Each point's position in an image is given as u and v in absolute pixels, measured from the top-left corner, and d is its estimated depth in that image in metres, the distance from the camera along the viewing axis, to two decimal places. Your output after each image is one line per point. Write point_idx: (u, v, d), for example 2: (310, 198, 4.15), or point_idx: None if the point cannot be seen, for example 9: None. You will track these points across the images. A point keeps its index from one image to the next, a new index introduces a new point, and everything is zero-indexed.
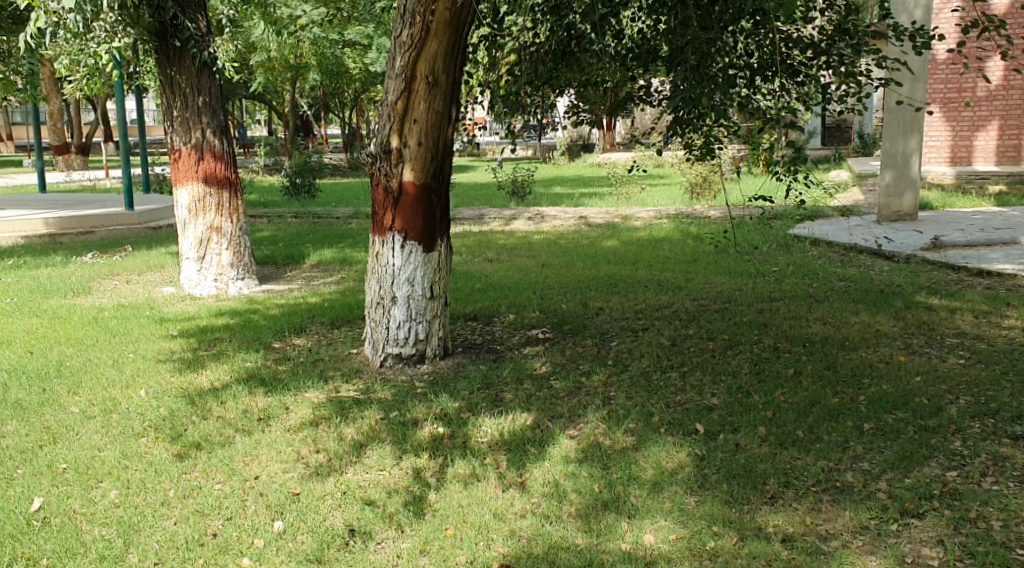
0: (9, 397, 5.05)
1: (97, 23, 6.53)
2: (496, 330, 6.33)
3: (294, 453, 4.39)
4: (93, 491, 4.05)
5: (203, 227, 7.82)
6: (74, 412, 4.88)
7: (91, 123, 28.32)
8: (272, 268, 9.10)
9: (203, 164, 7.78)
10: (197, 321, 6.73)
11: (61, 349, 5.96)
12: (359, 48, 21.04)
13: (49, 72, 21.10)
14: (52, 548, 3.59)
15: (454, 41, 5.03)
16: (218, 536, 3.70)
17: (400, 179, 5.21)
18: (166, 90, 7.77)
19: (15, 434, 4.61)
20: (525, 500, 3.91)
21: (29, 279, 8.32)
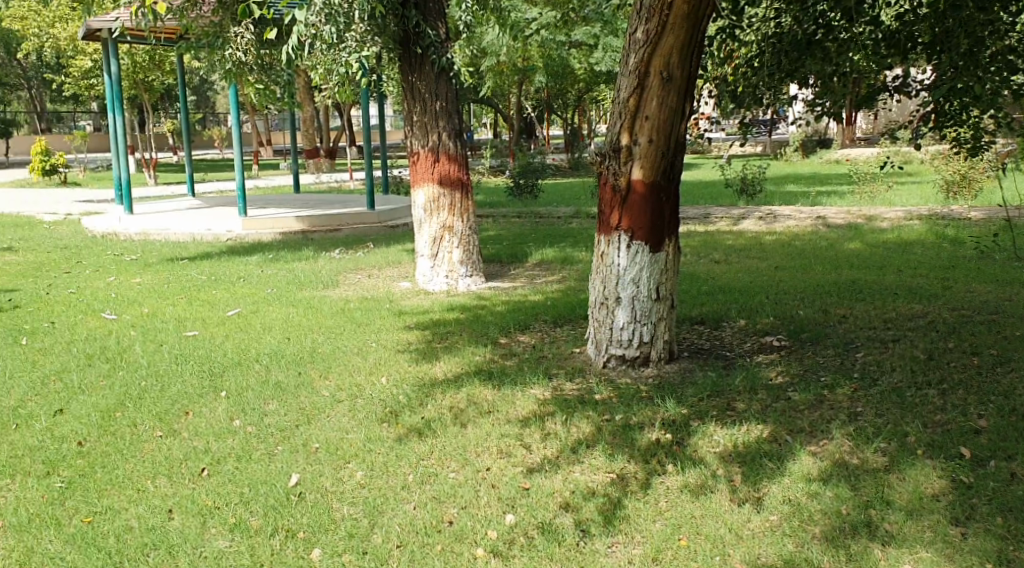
0: (271, 378, 5.44)
1: (350, 33, 6.91)
2: (728, 335, 6.06)
3: (523, 448, 4.40)
4: (340, 471, 4.25)
5: (436, 227, 8.09)
6: (325, 395, 5.17)
7: (338, 128, 30.45)
8: (496, 266, 9.27)
9: (438, 165, 8.05)
10: (431, 315, 6.96)
11: (314, 336, 6.34)
12: (586, 49, 21.11)
13: (306, 81, 22.92)
14: (308, 522, 3.79)
15: (692, 34, 4.85)
16: (454, 524, 3.75)
17: (628, 177, 5.10)
18: (407, 95, 8.11)
19: (275, 412, 4.94)
20: (765, 516, 3.68)
21: (285, 272, 8.98)
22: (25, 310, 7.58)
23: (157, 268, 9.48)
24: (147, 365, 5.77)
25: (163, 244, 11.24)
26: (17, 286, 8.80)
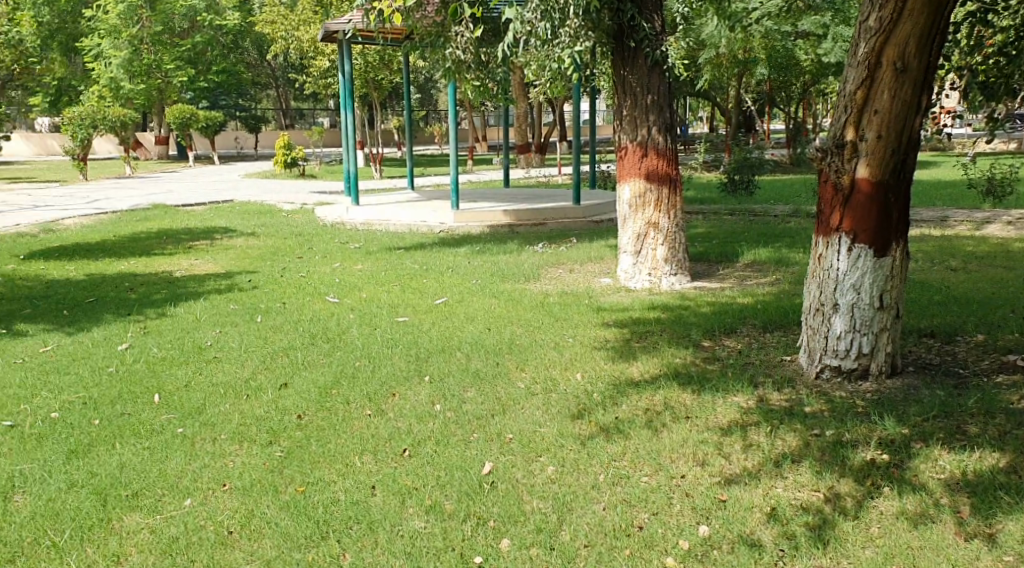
0: (470, 367, 5.53)
1: (564, 29, 6.88)
2: (961, 351, 5.52)
3: (722, 457, 4.21)
4: (532, 464, 4.24)
5: (641, 223, 7.96)
6: (521, 387, 5.20)
7: (552, 122, 30.81)
8: (703, 266, 8.98)
9: (647, 160, 7.90)
10: (631, 313, 6.84)
11: (514, 328, 6.40)
12: (813, 38, 19.79)
13: (518, 78, 23.36)
14: (499, 512, 3.80)
15: (933, 20, 4.43)
16: (645, 529, 3.64)
17: (852, 176, 4.75)
18: (618, 90, 8.01)
19: (473, 401, 5.02)
20: (994, 557, 3.31)
21: (491, 263, 9.15)
22: (259, 291, 8.18)
23: (377, 256, 9.95)
24: (361, 347, 6.05)
25: (382, 234, 11.80)
26: (254, 268, 9.52)
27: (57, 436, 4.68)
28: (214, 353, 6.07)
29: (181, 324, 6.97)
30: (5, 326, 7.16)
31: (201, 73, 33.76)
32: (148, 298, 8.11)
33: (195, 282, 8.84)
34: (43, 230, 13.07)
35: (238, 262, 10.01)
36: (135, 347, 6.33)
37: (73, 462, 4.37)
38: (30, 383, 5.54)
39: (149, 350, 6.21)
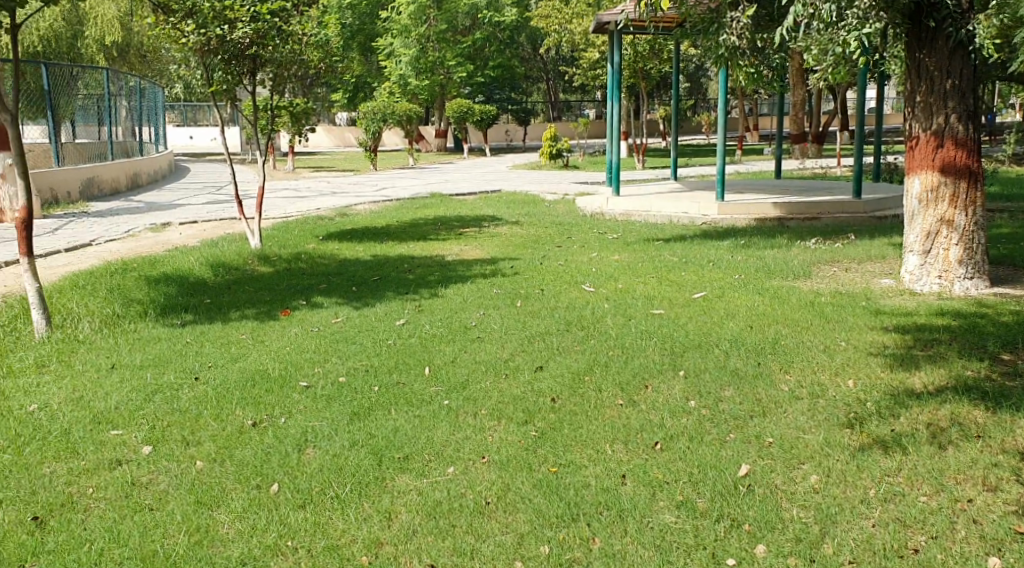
0: (729, 365, 5.32)
1: (850, 9, 6.26)
2: None
3: (1018, 485, 3.74)
4: (794, 470, 4.00)
5: (932, 220, 7.29)
6: (784, 390, 4.91)
7: (832, 111, 29.10)
8: (1004, 271, 8.05)
9: (942, 151, 7.22)
10: (914, 318, 6.27)
11: (779, 328, 6.08)
12: None
13: (798, 64, 22.36)
14: (756, 516, 3.62)
15: None
16: (920, 553, 3.31)
17: None
18: (913, 74, 7.37)
19: (731, 400, 4.81)
20: None
21: (757, 259, 8.77)
22: (522, 276, 8.40)
23: (639, 247, 9.88)
24: (617, 336, 6.02)
25: (644, 225, 11.72)
26: (519, 254, 9.80)
27: (340, 399, 5.06)
28: (478, 333, 6.30)
29: (450, 304, 7.31)
30: (301, 298, 7.89)
31: (479, 69, 35.36)
32: (423, 279, 8.59)
33: (465, 266, 9.25)
34: (336, 214, 14.28)
35: (505, 248, 10.35)
36: (409, 324, 6.71)
37: (354, 423, 4.70)
38: (319, 350, 6.04)
39: (420, 327, 6.56)
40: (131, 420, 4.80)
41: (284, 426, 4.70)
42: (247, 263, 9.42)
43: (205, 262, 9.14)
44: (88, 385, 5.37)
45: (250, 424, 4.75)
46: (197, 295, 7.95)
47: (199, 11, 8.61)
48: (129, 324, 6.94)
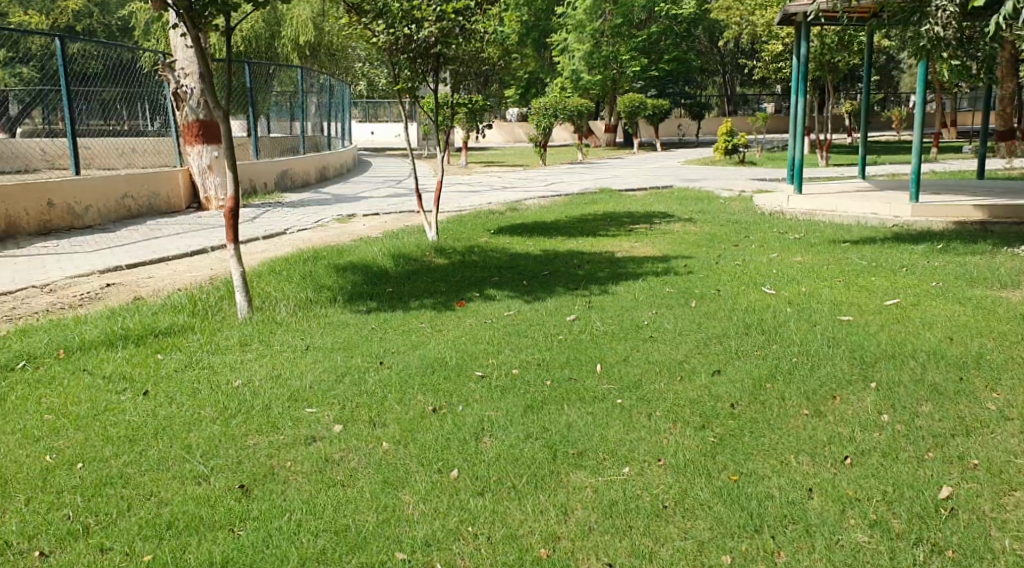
0: (927, 379, 5.00)
1: None
2: None
3: None
4: (1003, 497, 3.73)
5: None
6: (991, 410, 4.57)
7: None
8: None
9: None
10: None
11: (982, 342, 5.66)
12: None
13: (1011, 52, 20.76)
14: (961, 543, 3.41)
15: None
16: None
17: None
18: None
19: (929, 416, 4.52)
20: None
21: (956, 265, 8.21)
22: (697, 276, 8.23)
23: (820, 249, 9.45)
24: (800, 342, 5.78)
25: (827, 226, 11.20)
26: (693, 253, 9.60)
27: (515, 391, 5.13)
28: (652, 332, 6.23)
29: (623, 302, 7.27)
30: (476, 290, 8.06)
31: (654, 63, 34.92)
32: (594, 275, 8.58)
33: (636, 263, 9.16)
34: (509, 208, 14.50)
35: (680, 247, 10.17)
36: (583, 320, 6.72)
37: (529, 416, 4.75)
38: (493, 342, 6.15)
39: (593, 324, 6.56)
40: (322, 400, 5.06)
41: (463, 414, 4.82)
42: (424, 255, 9.72)
43: (386, 253, 9.50)
44: (283, 364, 5.70)
45: (431, 410, 4.90)
46: (378, 284, 8.28)
47: (388, 11, 8.95)
48: (319, 308, 7.33)
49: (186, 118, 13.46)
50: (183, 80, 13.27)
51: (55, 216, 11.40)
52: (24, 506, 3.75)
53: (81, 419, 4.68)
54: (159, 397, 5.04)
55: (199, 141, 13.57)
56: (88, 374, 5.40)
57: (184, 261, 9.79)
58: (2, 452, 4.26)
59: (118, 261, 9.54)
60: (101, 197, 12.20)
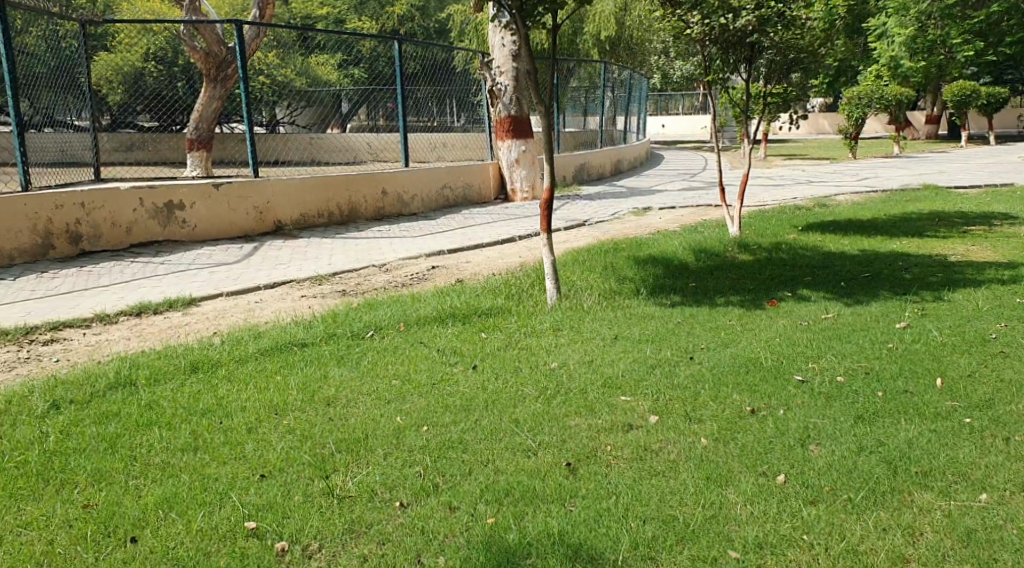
0: None
1: None
2: None
3: None
4: None
5: None
6: None
7: None
8: None
9: None
10: None
11: None
12: None
13: None
14: None
15: None
16: None
17: None
18: None
19: None
20: None
21: None
22: None
23: None
24: None
25: None
26: None
27: (842, 400, 4.83)
28: (1001, 347, 5.60)
29: (962, 311, 6.61)
30: (788, 290, 7.72)
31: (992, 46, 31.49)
32: (924, 279, 7.90)
33: (973, 269, 8.30)
34: (816, 204, 13.77)
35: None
36: (913, 327, 6.21)
37: (861, 427, 4.46)
38: (811, 345, 5.85)
39: (928, 332, 6.02)
40: (637, 389, 5.08)
41: (786, 418, 4.62)
42: (729, 250, 9.46)
43: (691, 247, 9.39)
44: (597, 350, 5.80)
45: (750, 410, 4.76)
46: (684, 278, 8.19)
47: (704, 3, 8.61)
48: (625, 298, 7.38)
49: (499, 114, 14.11)
50: (499, 77, 13.79)
51: (387, 203, 12.48)
52: (384, 459, 4.13)
53: (421, 387, 5.06)
54: (486, 372, 5.34)
55: (510, 137, 14.12)
56: (423, 347, 5.84)
57: (496, 247, 10.31)
58: (359, 410, 4.72)
59: (439, 246, 10.24)
60: (426, 187, 13.18)
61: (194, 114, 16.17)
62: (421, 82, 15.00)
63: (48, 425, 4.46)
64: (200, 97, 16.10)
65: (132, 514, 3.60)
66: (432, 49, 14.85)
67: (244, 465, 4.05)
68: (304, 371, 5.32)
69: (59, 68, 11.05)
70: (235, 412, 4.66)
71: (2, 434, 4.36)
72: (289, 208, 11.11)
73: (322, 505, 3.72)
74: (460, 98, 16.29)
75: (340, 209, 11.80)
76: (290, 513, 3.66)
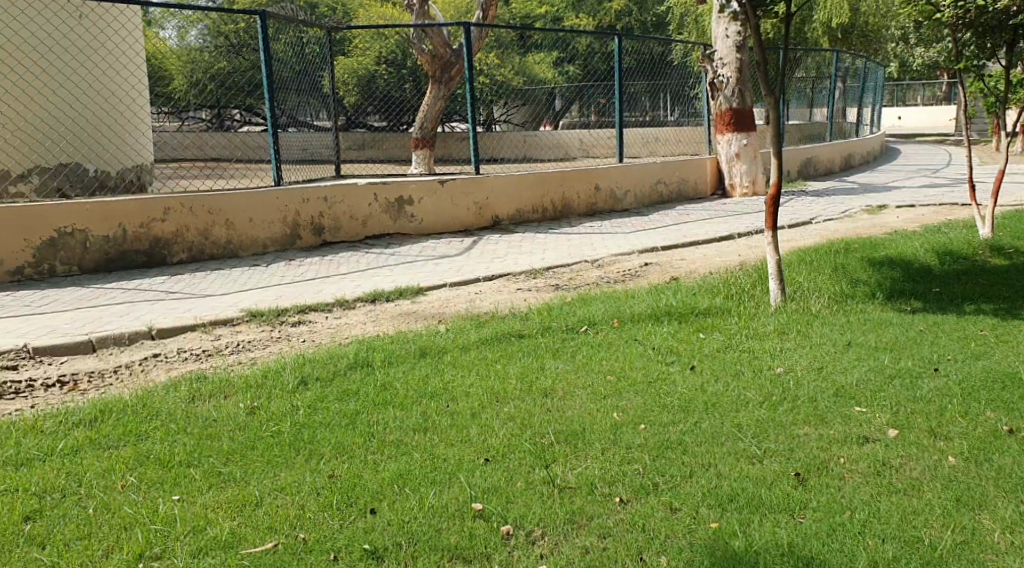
0: None
1: None
2: None
3: None
4: None
5: None
6: None
7: None
8: None
9: None
10: None
11: None
12: None
13: None
14: None
15: None
16: None
17: None
18: None
19: None
20: None
21: None
22: None
23: None
24: None
25: None
26: None
27: None
28: None
29: None
30: None
31: None
32: None
33: None
34: None
35: None
36: None
37: None
38: None
39: None
40: (872, 400, 4.79)
41: None
42: (976, 253, 8.71)
43: (931, 249, 8.73)
44: (825, 356, 5.52)
45: (1005, 429, 4.36)
46: (924, 283, 7.62)
47: None
48: (856, 302, 6.97)
49: (720, 106, 13.71)
50: (722, 69, 13.43)
51: (602, 199, 12.53)
52: (603, 454, 4.14)
53: (638, 384, 5.04)
54: (705, 373, 5.22)
55: (731, 129, 13.75)
56: (639, 344, 5.80)
57: (714, 245, 10.07)
58: (577, 403, 4.76)
59: (655, 243, 10.14)
60: (642, 183, 13.10)
61: (420, 113, 17.03)
62: (639, 75, 14.84)
63: (296, 399, 4.84)
64: (426, 98, 16.90)
65: (372, 487, 3.83)
66: (648, 43, 14.71)
67: (470, 448, 4.20)
68: (523, 362, 5.43)
69: (302, 71, 11.91)
70: (459, 397, 4.84)
71: (257, 405, 4.77)
72: (508, 204, 11.41)
73: (544, 494, 3.78)
74: (676, 92, 16.03)
75: (554, 204, 11.97)
76: (515, 498, 3.75)
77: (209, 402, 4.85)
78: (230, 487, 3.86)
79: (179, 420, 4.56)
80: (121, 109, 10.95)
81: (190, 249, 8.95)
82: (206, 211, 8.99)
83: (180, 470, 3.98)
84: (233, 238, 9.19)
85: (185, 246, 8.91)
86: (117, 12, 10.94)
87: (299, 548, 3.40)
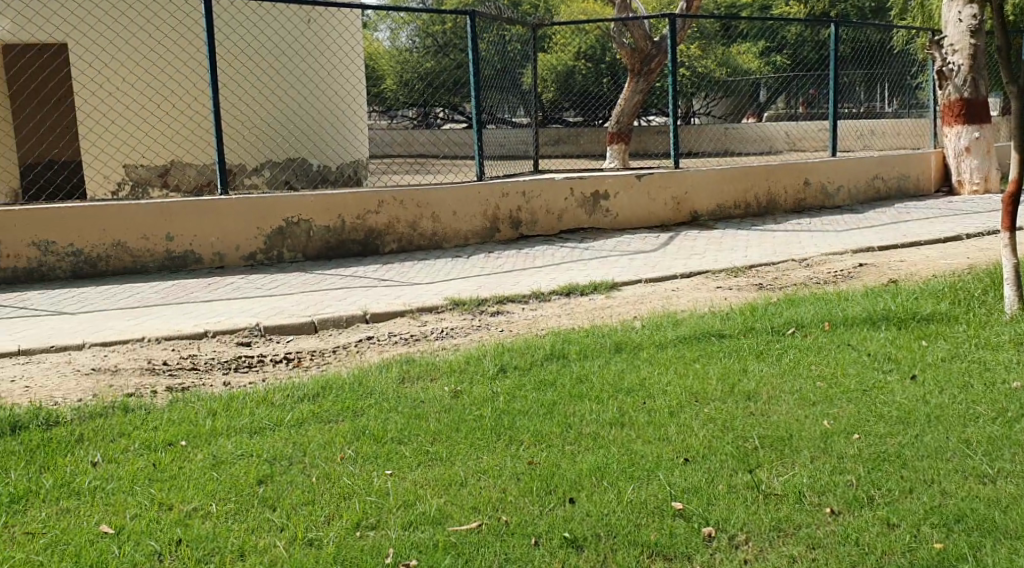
0: None
1: None
2: None
3: None
4: None
5: None
6: None
7: None
8: None
9: None
10: None
11: None
12: None
13: None
14: None
15: None
16: None
17: None
18: None
19: None
20: None
21: None
22: None
23: None
24: None
25: None
26: None
27: None
28: None
29: None
30: None
31: None
32: None
33: None
34: None
35: None
36: None
37: None
38: None
39: None
40: None
41: None
42: None
43: None
44: None
45: None
46: None
47: None
48: None
49: (949, 97, 12.82)
50: (951, 57, 12.55)
51: (810, 195, 12.00)
52: (811, 462, 3.98)
53: (850, 391, 4.79)
54: (928, 384, 4.89)
55: (961, 121, 12.81)
56: (853, 350, 5.51)
57: (937, 246, 9.40)
58: (783, 408, 4.59)
59: (869, 242, 9.60)
60: (855, 178, 12.43)
61: (618, 107, 16.86)
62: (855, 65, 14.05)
63: (497, 386, 4.97)
64: (624, 91, 16.76)
65: (571, 477, 3.86)
66: (867, 31, 13.91)
67: (669, 446, 4.16)
68: (725, 363, 5.30)
69: (505, 68, 12.14)
70: (658, 394, 4.79)
71: (460, 390, 4.94)
72: (710, 199, 11.17)
73: (748, 498, 3.67)
74: (895, 81, 15.11)
75: (759, 200, 11.59)
76: (716, 500, 3.67)
77: (417, 385, 5.06)
78: (436, 465, 4.02)
79: (390, 400, 4.79)
80: (342, 107, 11.62)
81: (400, 239, 9.38)
82: (416, 204, 9.39)
83: (391, 446, 4.19)
84: (438, 230, 9.55)
85: (395, 237, 9.35)
86: (341, 15, 11.62)
87: (502, 530, 3.48)
